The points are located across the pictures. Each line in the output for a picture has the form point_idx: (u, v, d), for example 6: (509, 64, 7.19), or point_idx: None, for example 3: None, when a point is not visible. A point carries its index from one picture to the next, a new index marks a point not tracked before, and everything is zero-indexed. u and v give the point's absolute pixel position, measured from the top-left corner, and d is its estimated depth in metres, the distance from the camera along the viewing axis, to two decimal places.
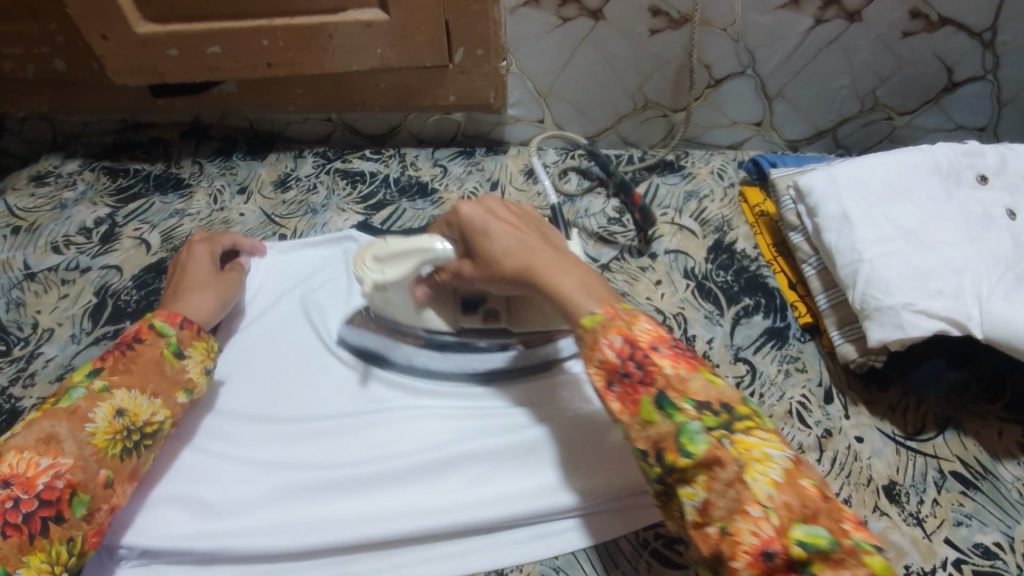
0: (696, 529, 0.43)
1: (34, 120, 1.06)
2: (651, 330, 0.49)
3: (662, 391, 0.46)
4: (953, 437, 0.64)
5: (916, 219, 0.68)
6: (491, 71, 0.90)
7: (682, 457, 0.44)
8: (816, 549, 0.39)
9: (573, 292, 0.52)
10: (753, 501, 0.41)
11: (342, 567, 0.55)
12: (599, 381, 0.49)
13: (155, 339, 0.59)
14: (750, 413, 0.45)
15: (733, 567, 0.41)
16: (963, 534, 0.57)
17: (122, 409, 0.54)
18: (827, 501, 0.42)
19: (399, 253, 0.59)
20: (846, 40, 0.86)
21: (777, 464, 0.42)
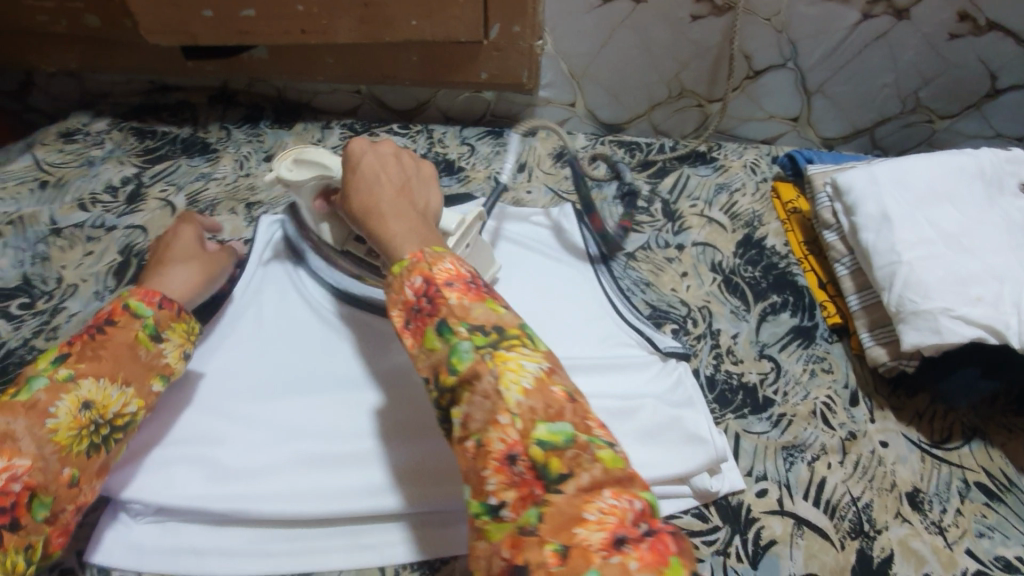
0: (458, 445, 0.41)
1: (64, 77, 1.06)
2: (452, 268, 0.47)
3: (442, 319, 0.44)
4: (979, 447, 0.62)
5: (958, 224, 0.65)
6: (526, 49, 0.89)
7: (450, 375, 0.42)
8: (553, 448, 0.38)
9: (393, 238, 0.51)
10: (503, 409, 0.39)
11: (355, 537, 0.54)
12: (399, 321, 0.47)
13: (130, 321, 0.54)
14: (518, 333, 0.44)
15: (484, 477, 0.39)
16: (984, 545, 0.56)
17: (89, 401, 0.50)
18: (574, 402, 0.41)
19: (308, 161, 0.63)
20: (893, 37, 0.83)
21: (528, 372, 0.41)
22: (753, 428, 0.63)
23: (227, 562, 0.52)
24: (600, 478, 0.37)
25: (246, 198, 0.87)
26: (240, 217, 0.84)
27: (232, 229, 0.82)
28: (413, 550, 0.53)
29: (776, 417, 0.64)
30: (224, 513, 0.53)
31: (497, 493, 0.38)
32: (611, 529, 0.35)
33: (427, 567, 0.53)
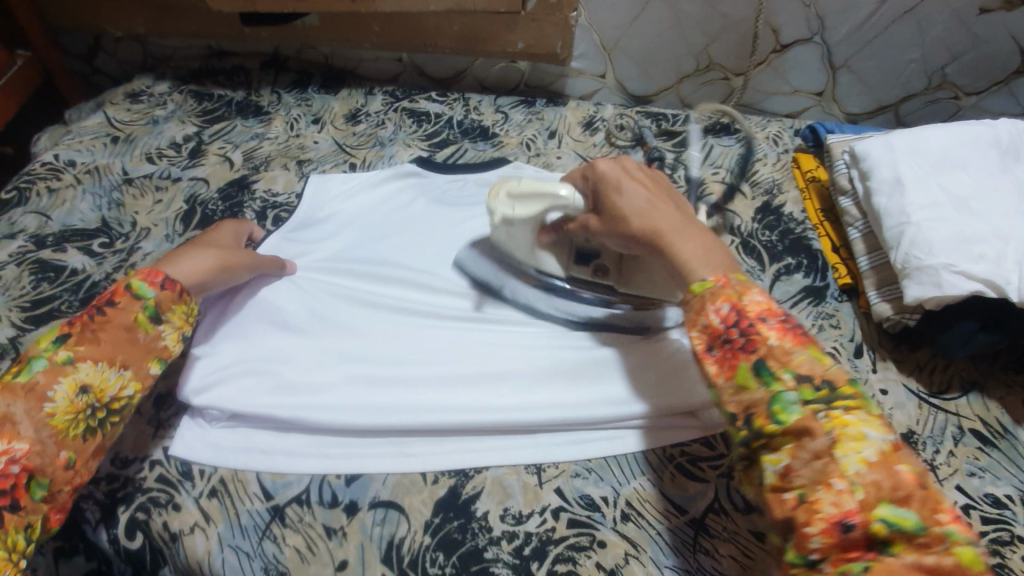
0: (772, 492, 0.44)
1: (130, 42, 1.14)
2: (762, 301, 0.49)
3: (762, 358, 0.46)
4: (976, 399, 0.67)
5: (969, 190, 0.69)
6: (562, 20, 0.94)
7: (772, 423, 0.44)
8: (901, 531, 0.39)
9: (686, 263, 0.54)
10: (840, 475, 0.41)
11: (400, 447, 0.61)
12: (699, 343, 0.50)
13: (131, 302, 0.57)
14: (854, 393, 0.44)
15: (807, 535, 0.41)
16: (975, 484, 0.61)
17: (87, 385, 0.54)
18: (926, 489, 0.41)
19: (533, 193, 0.64)
20: (920, 13, 0.86)
21: (873, 444, 0.42)
22: None
23: (290, 460, 0.60)
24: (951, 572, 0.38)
25: (297, 156, 0.94)
26: (292, 173, 0.91)
27: (285, 183, 0.89)
28: (450, 460, 0.60)
29: None
30: (288, 420, 0.61)
31: (819, 551, 0.40)
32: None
33: (462, 474, 0.60)
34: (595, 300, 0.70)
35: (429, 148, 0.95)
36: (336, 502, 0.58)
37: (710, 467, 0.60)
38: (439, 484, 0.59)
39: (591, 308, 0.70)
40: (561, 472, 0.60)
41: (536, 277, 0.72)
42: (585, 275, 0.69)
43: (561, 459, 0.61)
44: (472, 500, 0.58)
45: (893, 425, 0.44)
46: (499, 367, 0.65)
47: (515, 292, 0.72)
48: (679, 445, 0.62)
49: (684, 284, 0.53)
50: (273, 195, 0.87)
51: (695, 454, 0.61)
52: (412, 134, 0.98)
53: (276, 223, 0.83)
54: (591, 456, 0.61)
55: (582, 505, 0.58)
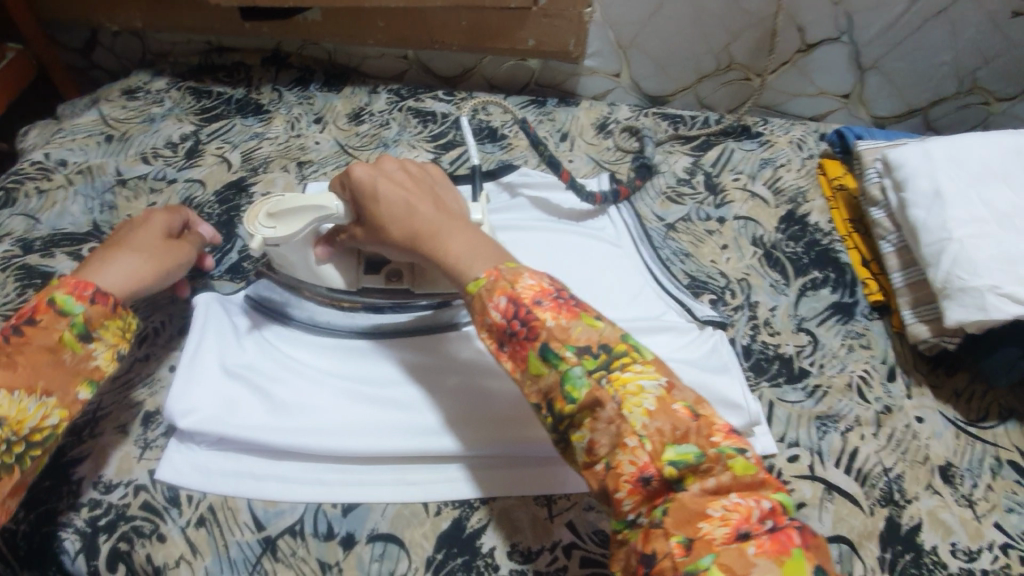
0: (587, 469, 0.44)
1: (126, 36, 1.10)
2: (534, 283, 0.48)
3: (546, 343, 0.45)
4: (1015, 428, 0.63)
5: (1012, 203, 0.64)
6: (576, 16, 0.89)
7: (568, 404, 0.44)
8: (686, 467, 0.41)
9: (452, 257, 0.52)
10: (630, 433, 0.42)
11: (400, 474, 0.57)
12: (491, 344, 0.49)
13: (55, 320, 0.52)
14: (627, 348, 0.46)
15: (619, 499, 0.42)
16: (1015, 521, 0.57)
17: (2, 417, 0.49)
18: (698, 418, 0.43)
19: (291, 209, 0.60)
20: (956, 12, 0.81)
21: (649, 393, 0.43)
22: (788, 397, 0.64)
23: (284, 486, 0.57)
24: (729, 485, 0.41)
25: (297, 158, 0.90)
26: (291, 176, 0.87)
27: (284, 186, 0.86)
28: (454, 489, 0.57)
29: (811, 387, 0.65)
30: (280, 443, 0.57)
31: (633, 510, 0.42)
32: (735, 524, 0.39)
33: (467, 506, 0.56)
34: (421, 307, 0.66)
35: (435, 150, 0.92)
36: (331, 533, 0.54)
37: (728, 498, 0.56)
38: (442, 516, 0.55)
39: (382, 314, 0.66)
40: (573, 503, 0.56)
41: (331, 297, 0.66)
42: (377, 284, 0.66)
43: (574, 489, 0.57)
44: (477, 535, 0.54)
45: (664, 365, 0.46)
46: None
47: (307, 314, 0.66)
48: None
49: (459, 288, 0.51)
50: None
51: None
52: (417, 136, 0.94)
53: None
54: None
55: (595, 541, 0.54)
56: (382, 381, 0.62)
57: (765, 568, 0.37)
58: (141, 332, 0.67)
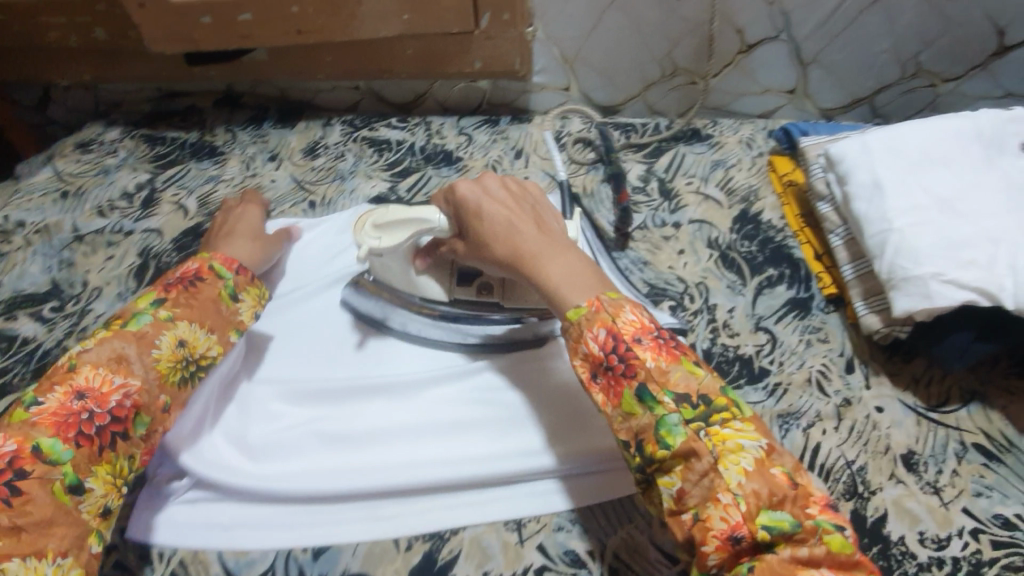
0: (672, 515, 0.45)
1: (77, 89, 1.10)
2: (636, 320, 0.49)
3: (642, 384, 0.47)
4: (977, 410, 0.64)
5: (952, 189, 0.65)
6: (518, 36, 0.90)
7: (661, 449, 0.45)
8: (779, 533, 0.41)
9: (556, 283, 0.53)
10: (725, 489, 0.43)
11: (370, 512, 0.58)
12: (586, 373, 0.50)
13: (214, 279, 0.63)
14: (727, 403, 0.47)
15: (704, 552, 0.43)
16: (982, 505, 0.57)
17: (184, 339, 0.58)
18: (795, 486, 0.43)
19: (398, 221, 0.62)
20: (887, 2, 0.83)
21: (748, 453, 0.44)
22: (749, 398, 0.65)
23: (252, 534, 0.57)
24: (822, 558, 0.41)
25: None
26: None
27: None
28: (424, 522, 0.57)
29: (772, 386, 0.66)
30: (250, 490, 0.58)
31: (717, 565, 0.43)
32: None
33: (438, 538, 0.56)
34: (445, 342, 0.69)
35: (391, 178, 0.92)
36: None
37: None
38: (412, 551, 0.55)
39: (445, 350, 0.68)
40: (543, 526, 0.57)
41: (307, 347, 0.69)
42: (469, 295, 0.68)
43: (543, 511, 0.57)
44: (449, 567, 0.54)
45: (764, 425, 0.47)
46: (468, 418, 0.63)
47: (402, 323, 0.71)
48: None
49: (561, 315, 0.53)
50: None
51: None
52: (374, 165, 0.94)
53: None
54: (574, 506, 0.58)
55: (567, 561, 0.54)
56: (347, 419, 0.64)
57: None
58: None
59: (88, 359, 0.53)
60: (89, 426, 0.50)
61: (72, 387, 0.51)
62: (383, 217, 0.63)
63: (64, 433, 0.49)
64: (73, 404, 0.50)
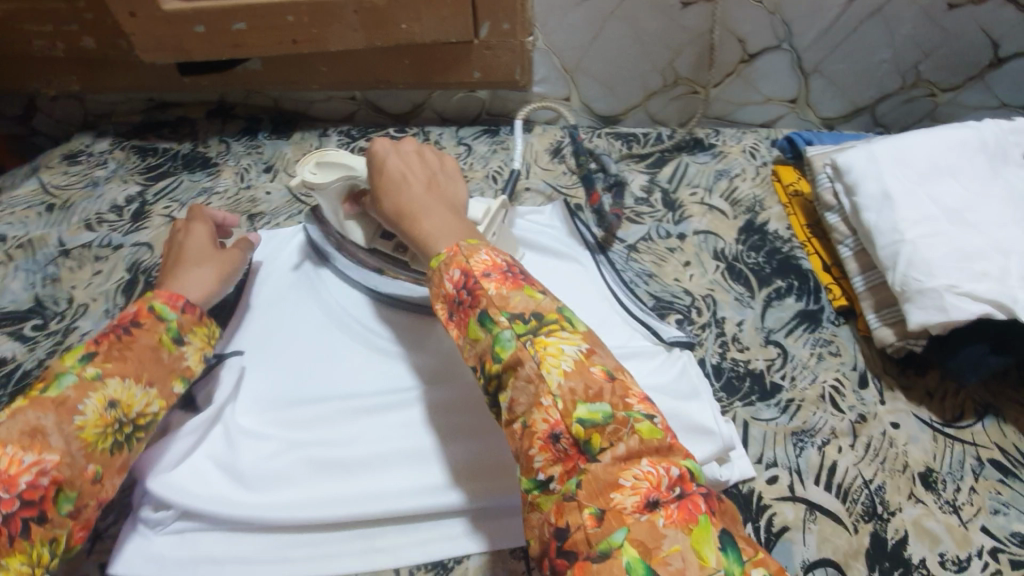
0: (507, 426, 0.45)
1: (65, 100, 1.08)
2: (488, 259, 0.51)
3: (484, 310, 0.47)
4: (992, 424, 0.62)
5: (962, 199, 0.64)
6: (517, 46, 0.89)
7: (495, 363, 0.46)
8: (593, 426, 0.41)
9: (428, 235, 0.55)
10: (545, 392, 0.43)
11: (370, 539, 0.55)
12: (444, 313, 0.51)
13: (155, 323, 0.57)
14: (557, 316, 0.47)
15: (531, 456, 0.43)
16: (1001, 523, 0.56)
17: (115, 400, 0.52)
18: (613, 381, 0.44)
19: (336, 164, 0.65)
20: (890, 12, 0.82)
21: (568, 356, 0.44)
22: (761, 415, 0.63)
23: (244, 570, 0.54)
24: (638, 450, 0.41)
25: (247, 210, 0.88)
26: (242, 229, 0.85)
27: None
28: (427, 551, 0.54)
29: (785, 402, 0.64)
30: (237, 521, 0.55)
31: (544, 469, 0.42)
32: (644, 493, 0.38)
33: (441, 567, 0.54)
34: (448, 357, 0.67)
35: None
36: None
37: None
38: None
39: (449, 365, 0.66)
40: None
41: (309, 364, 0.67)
42: (386, 249, 0.70)
43: None
44: None
45: (591, 335, 0.47)
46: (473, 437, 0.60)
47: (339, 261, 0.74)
48: None
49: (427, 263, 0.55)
50: None
51: None
52: None
53: None
54: None
55: None
56: (344, 442, 0.60)
57: (674, 539, 0.36)
58: None
59: None
60: None
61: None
62: (325, 158, 0.67)
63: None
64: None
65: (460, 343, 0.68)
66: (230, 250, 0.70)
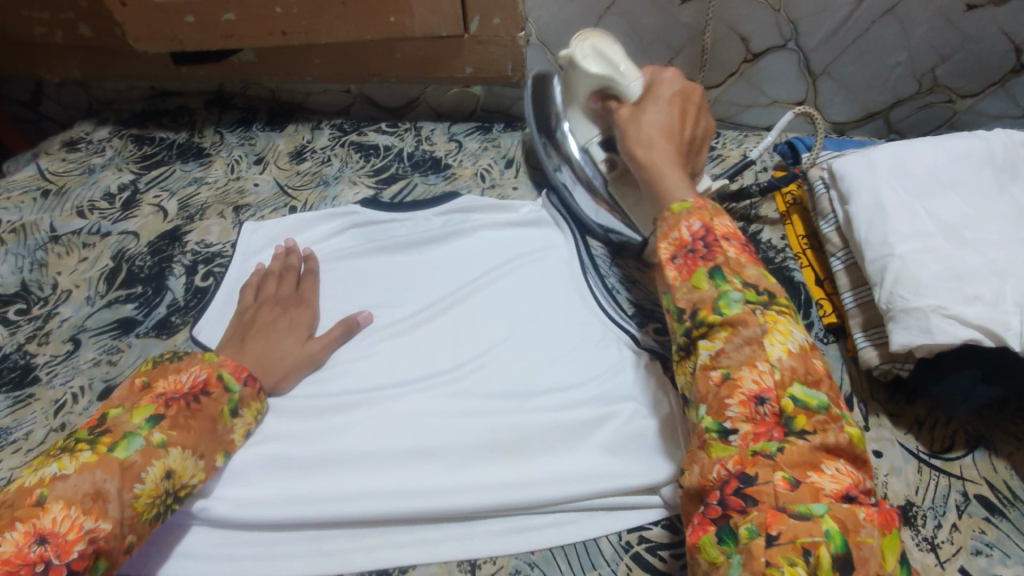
0: (702, 371, 0.46)
1: (70, 86, 1.09)
2: (730, 226, 0.51)
3: (717, 266, 0.48)
4: (983, 459, 0.58)
5: (961, 214, 0.59)
6: (509, 41, 0.86)
7: (714, 313, 0.47)
8: (807, 408, 0.43)
9: (665, 182, 0.57)
10: (765, 358, 0.44)
11: (318, 543, 0.55)
12: (667, 253, 0.52)
13: (221, 393, 0.56)
14: (787, 303, 0.48)
15: (726, 403, 0.44)
16: (982, 564, 0.51)
17: (172, 469, 0.51)
18: (830, 380, 0.45)
19: (618, 61, 0.65)
20: (905, 12, 0.75)
21: (796, 339, 0.46)
22: None
23: (192, 563, 0.54)
24: (844, 447, 0.42)
25: (234, 202, 0.88)
26: (227, 221, 0.85)
27: (219, 232, 0.84)
28: (372, 558, 0.54)
29: None
30: (190, 514, 0.56)
31: (733, 420, 0.44)
32: (844, 486, 0.40)
33: None
34: (419, 360, 0.67)
35: (376, 185, 0.89)
36: None
37: (672, 557, 0.52)
38: None
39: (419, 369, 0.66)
40: (498, 568, 0.53)
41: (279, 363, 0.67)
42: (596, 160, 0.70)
43: (499, 552, 0.53)
44: None
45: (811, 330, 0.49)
46: (430, 444, 0.59)
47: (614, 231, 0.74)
48: (636, 529, 0.54)
49: (665, 206, 0.55)
50: (204, 246, 0.82)
51: (656, 542, 0.53)
52: (359, 171, 0.91)
53: (205, 278, 0.78)
54: (535, 548, 0.54)
55: None
56: (305, 438, 0.60)
57: (869, 532, 0.38)
58: (59, 400, 0.66)
59: (61, 494, 0.45)
60: None
61: (34, 527, 0.43)
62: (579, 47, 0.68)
63: None
64: (30, 552, 0.42)
65: (433, 346, 0.68)
66: (300, 311, 0.70)
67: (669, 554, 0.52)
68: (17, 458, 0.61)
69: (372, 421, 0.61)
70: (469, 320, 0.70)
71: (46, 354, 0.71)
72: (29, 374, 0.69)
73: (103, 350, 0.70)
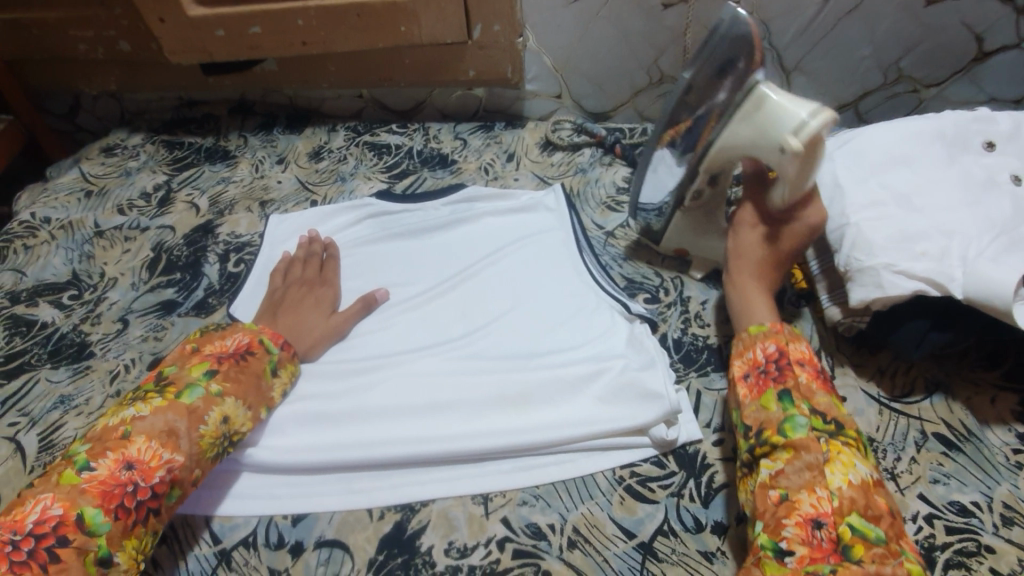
0: (761, 489, 0.52)
1: (105, 98, 1.19)
2: (802, 351, 0.59)
3: (788, 389, 0.56)
4: (939, 401, 0.64)
5: (911, 184, 0.67)
6: (509, 46, 0.95)
7: (779, 435, 0.53)
8: (863, 537, 0.47)
9: (747, 308, 0.66)
10: (823, 485, 0.49)
11: (349, 483, 0.62)
12: (741, 371, 0.61)
13: (263, 353, 0.65)
14: (855, 436, 0.53)
15: (783, 523, 0.49)
16: (940, 492, 0.58)
17: (227, 416, 0.59)
18: (893, 518, 0.48)
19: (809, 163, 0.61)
20: (867, 9, 0.84)
21: (859, 472, 0.50)
22: (713, 385, 0.67)
23: (237, 502, 0.61)
24: None
25: (260, 198, 0.97)
26: (255, 214, 0.94)
27: (247, 224, 0.92)
28: (397, 494, 0.61)
29: None
30: (239, 460, 0.64)
31: (788, 540, 0.48)
32: None
33: (408, 509, 0.60)
34: (432, 330, 0.75)
35: (389, 179, 0.97)
36: (281, 543, 0.58)
37: (660, 488, 0.59)
38: (384, 520, 0.59)
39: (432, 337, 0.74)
40: (508, 501, 0.60)
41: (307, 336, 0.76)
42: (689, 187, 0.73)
43: (508, 487, 0.61)
44: (416, 535, 0.58)
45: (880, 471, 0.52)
46: (445, 398, 0.66)
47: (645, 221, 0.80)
48: (628, 465, 0.62)
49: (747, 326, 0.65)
50: (235, 236, 0.90)
51: (645, 476, 0.60)
52: (373, 167, 1.00)
53: (236, 264, 0.86)
54: (539, 483, 0.61)
55: (528, 533, 0.57)
56: (333, 396, 0.68)
57: None
58: (114, 370, 0.74)
59: (143, 428, 0.54)
60: (131, 499, 0.51)
61: (123, 455, 0.52)
62: (737, 24, 0.61)
63: (107, 504, 0.50)
64: (121, 475, 0.51)
65: (445, 318, 0.76)
66: (324, 290, 0.78)
67: (657, 484, 0.59)
68: (80, 418, 0.69)
69: (392, 381, 0.69)
70: (476, 294, 0.78)
71: (98, 332, 0.79)
72: (85, 350, 0.77)
73: (150, 328, 0.79)
